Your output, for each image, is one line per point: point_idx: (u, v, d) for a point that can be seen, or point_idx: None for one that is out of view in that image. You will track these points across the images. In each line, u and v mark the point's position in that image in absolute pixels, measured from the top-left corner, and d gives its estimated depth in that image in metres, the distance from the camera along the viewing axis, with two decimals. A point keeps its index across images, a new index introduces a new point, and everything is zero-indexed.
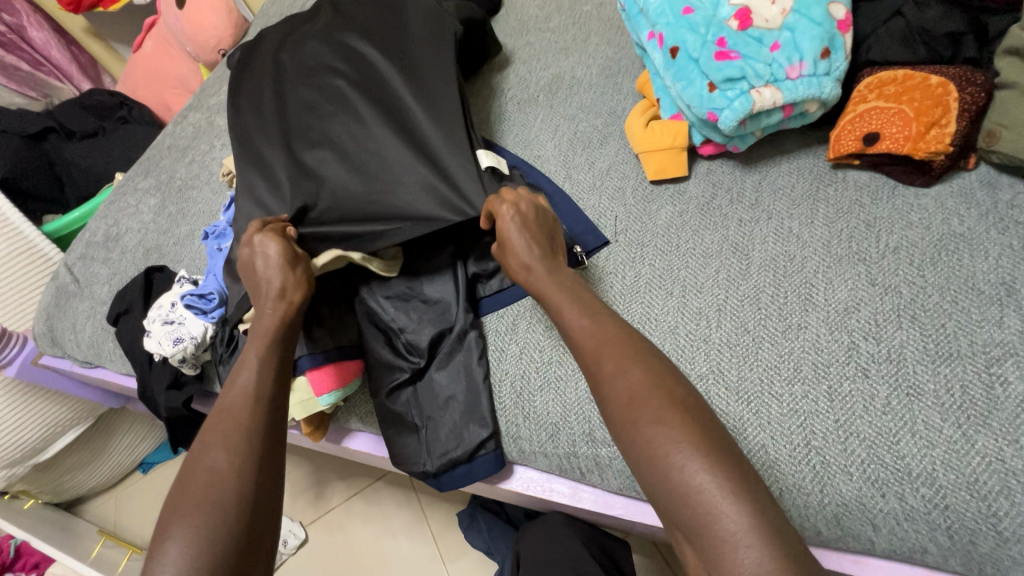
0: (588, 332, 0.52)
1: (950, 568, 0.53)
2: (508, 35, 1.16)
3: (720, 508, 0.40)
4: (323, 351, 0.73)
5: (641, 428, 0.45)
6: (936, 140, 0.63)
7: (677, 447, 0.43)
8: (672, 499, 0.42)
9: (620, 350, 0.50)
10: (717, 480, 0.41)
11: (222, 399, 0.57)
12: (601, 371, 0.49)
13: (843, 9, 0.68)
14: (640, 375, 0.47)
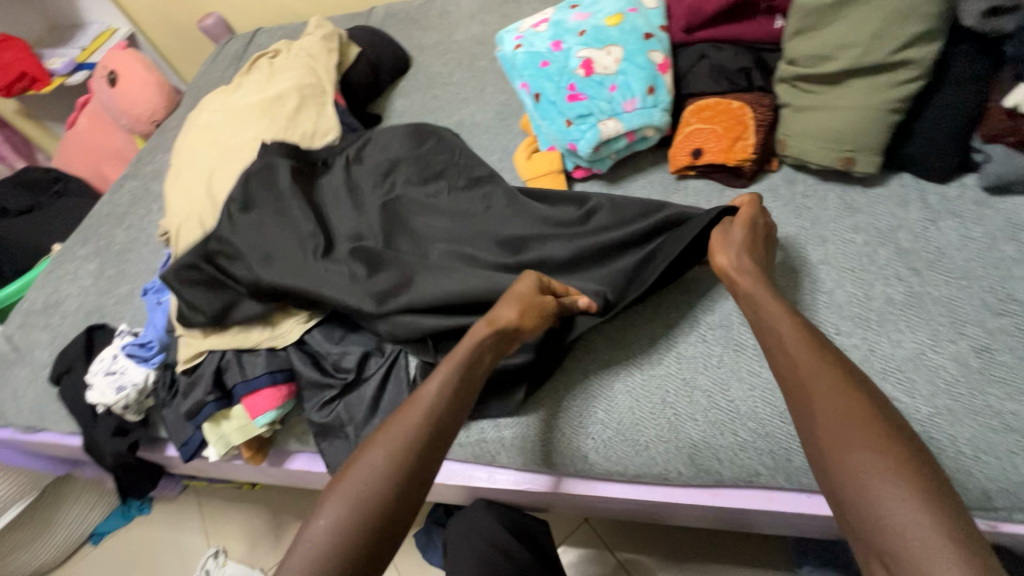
0: (789, 357, 0.55)
1: (781, 487, 0.66)
2: (417, 90, 1.31)
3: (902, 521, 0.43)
4: (256, 378, 0.81)
5: (850, 448, 0.48)
6: (742, 151, 0.80)
7: (881, 467, 0.46)
8: (856, 514, 0.46)
9: (815, 368, 0.53)
10: (911, 495, 0.44)
11: (419, 407, 0.60)
12: (808, 398, 0.52)
13: (661, 55, 0.85)
14: (843, 403, 0.50)
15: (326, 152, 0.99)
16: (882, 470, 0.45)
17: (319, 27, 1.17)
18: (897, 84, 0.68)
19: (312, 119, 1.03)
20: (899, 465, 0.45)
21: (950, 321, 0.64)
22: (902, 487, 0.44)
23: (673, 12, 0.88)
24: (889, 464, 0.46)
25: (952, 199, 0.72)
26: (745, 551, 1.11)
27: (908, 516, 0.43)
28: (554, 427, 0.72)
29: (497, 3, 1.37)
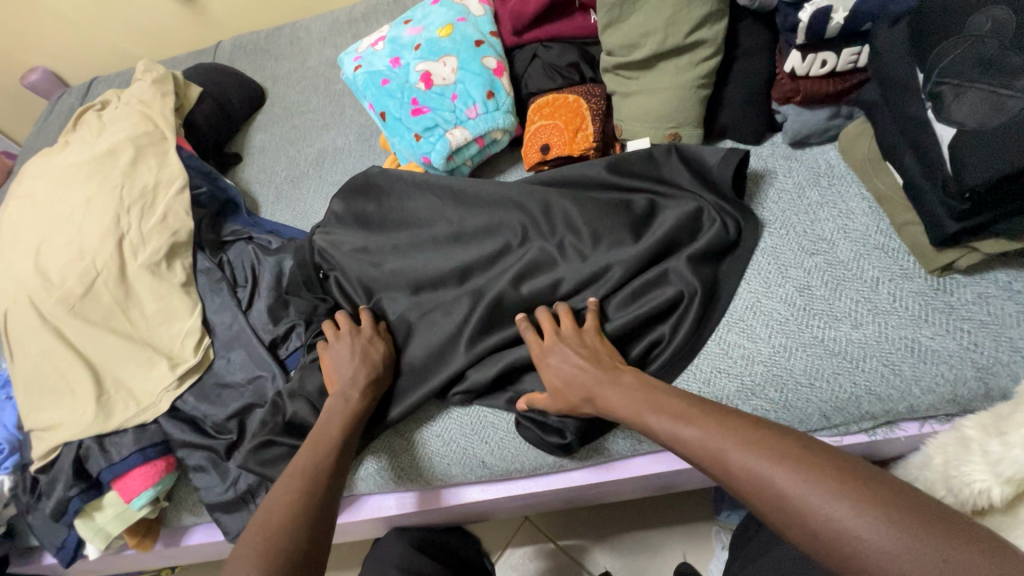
0: (693, 438, 0.50)
1: (663, 447, 0.70)
2: (274, 120, 1.24)
3: (887, 556, 0.37)
4: (123, 460, 0.75)
5: (791, 502, 0.42)
6: (584, 141, 0.82)
7: (837, 505, 0.40)
8: (848, 573, 0.39)
9: (719, 435, 0.48)
10: (883, 521, 0.38)
11: (297, 471, 0.61)
12: (729, 469, 0.46)
13: (494, 61, 0.88)
14: (767, 452, 0.45)
15: (172, 203, 0.92)
16: (845, 506, 0.40)
17: (148, 71, 1.09)
18: (698, 62, 0.75)
19: (151, 169, 0.95)
20: (848, 495, 0.40)
21: (775, 265, 0.70)
22: (872, 519, 0.39)
23: (501, 19, 0.93)
24: (847, 497, 0.40)
25: (766, 156, 0.78)
26: (675, 512, 1.15)
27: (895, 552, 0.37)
28: (449, 441, 0.73)
29: (344, 22, 1.31)
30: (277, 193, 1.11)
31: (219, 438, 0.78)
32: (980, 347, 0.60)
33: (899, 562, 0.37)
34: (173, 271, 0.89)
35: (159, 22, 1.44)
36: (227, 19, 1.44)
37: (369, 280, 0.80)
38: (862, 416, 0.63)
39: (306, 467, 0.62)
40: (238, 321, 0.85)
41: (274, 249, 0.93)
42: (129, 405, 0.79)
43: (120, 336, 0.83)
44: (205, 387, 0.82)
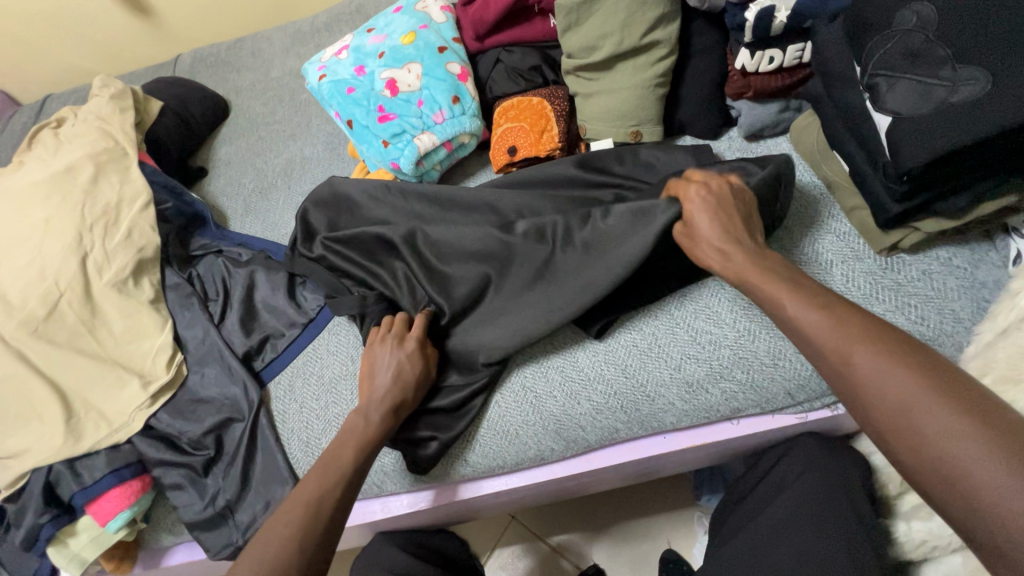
0: (819, 335, 0.50)
1: (638, 435, 0.72)
2: (240, 132, 1.23)
3: (990, 482, 0.38)
4: (97, 482, 0.74)
5: (901, 412, 0.44)
6: (549, 141, 0.85)
7: (951, 426, 0.41)
8: (939, 484, 0.41)
9: (848, 336, 0.48)
10: (1000, 459, 0.38)
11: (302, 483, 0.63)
12: (853, 371, 0.47)
13: (458, 66, 0.90)
14: (894, 367, 0.45)
15: (137, 219, 0.91)
16: (957, 430, 0.41)
17: (105, 86, 1.07)
18: (654, 62, 0.78)
19: (113, 186, 0.93)
20: (970, 426, 0.41)
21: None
22: (986, 452, 0.39)
23: (463, 25, 0.95)
24: (963, 420, 0.41)
25: (723, 150, 0.81)
26: (657, 498, 1.18)
27: (997, 482, 0.38)
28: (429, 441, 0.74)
29: (306, 32, 1.31)
30: (246, 205, 1.10)
31: (197, 454, 0.77)
32: (927, 320, 0.64)
33: (982, 487, 0.38)
34: (140, 288, 0.87)
35: (114, 37, 1.41)
36: (187, 32, 1.42)
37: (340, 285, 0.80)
38: (822, 392, 0.67)
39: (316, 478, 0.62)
40: (211, 336, 0.84)
41: (245, 261, 0.92)
42: (100, 426, 0.77)
43: (87, 357, 0.81)
44: (179, 404, 0.81)
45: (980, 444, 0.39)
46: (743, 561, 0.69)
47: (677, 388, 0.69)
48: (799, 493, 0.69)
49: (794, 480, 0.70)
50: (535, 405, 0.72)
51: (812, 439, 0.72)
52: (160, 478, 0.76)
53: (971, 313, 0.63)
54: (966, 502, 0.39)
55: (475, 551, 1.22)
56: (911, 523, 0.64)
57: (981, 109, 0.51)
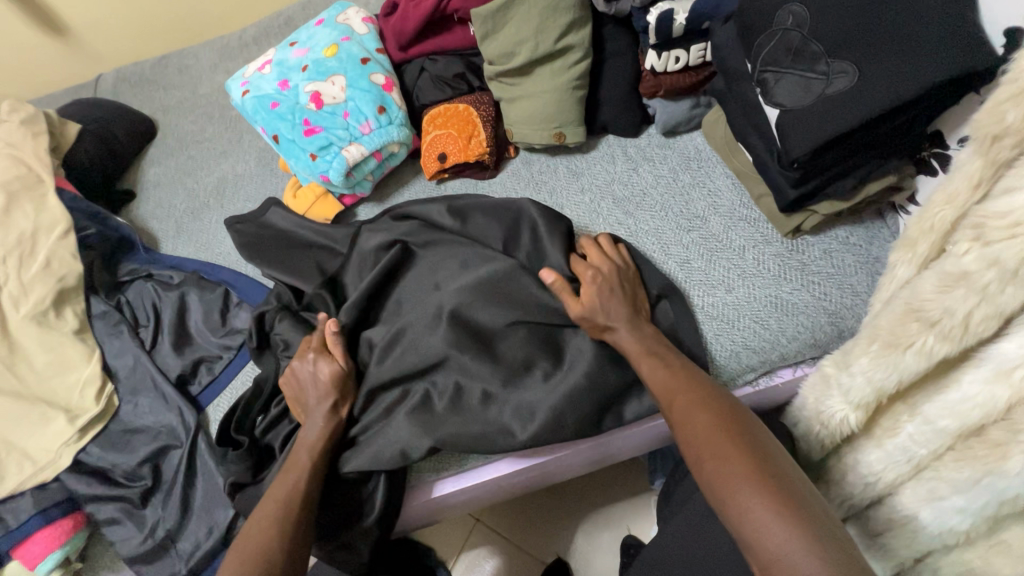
0: (661, 383, 0.59)
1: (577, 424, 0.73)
2: (168, 152, 1.19)
3: (722, 469, 0.49)
4: (22, 525, 0.70)
5: (707, 460, 0.50)
6: (478, 146, 0.86)
7: (739, 473, 0.48)
8: (725, 514, 0.48)
9: (677, 387, 0.57)
10: (769, 499, 0.45)
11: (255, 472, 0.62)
12: (675, 416, 0.56)
13: (382, 77, 0.90)
14: (705, 419, 0.53)
15: (55, 248, 0.87)
16: (746, 479, 0.47)
17: (14, 111, 1.00)
18: (570, 65, 0.81)
19: (27, 215, 0.89)
20: (756, 475, 0.47)
21: (660, 247, 0.77)
22: (726, 449, 0.50)
23: (386, 36, 0.96)
24: (752, 473, 0.47)
25: (644, 147, 0.85)
26: (616, 487, 1.21)
27: (774, 528, 0.43)
28: None
29: (235, 47, 1.28)
30: (178, 227, 1.07)
31: (132, 486, 0.75)
32: (829, 296, 0.68)
33: (761, 525, 0.44)
34: (63, 319, 0.84)
35: (27, 58, 1.35)
36: (108, 51, 1.38)
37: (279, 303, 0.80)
38: (744, 367, 0.69)
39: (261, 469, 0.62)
40: (142, 363, 0.82)
41: (176, 284, 0.90)
42: (24, 466, 0.74)
43: (7, 395, 0.77)
44: (111, 436, 0.78)
45: (758, 486, 0.46)
46: (683, 538, 0.71)
47: None
48: None
49: None
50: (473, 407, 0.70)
51: None
52: (94, 514, 0.74)
53: (867, 287, 0.68)
54: (751, 543, 0.45)
55: (442, 557, 1.21)
56: None
57: (852, 98, 0.56)
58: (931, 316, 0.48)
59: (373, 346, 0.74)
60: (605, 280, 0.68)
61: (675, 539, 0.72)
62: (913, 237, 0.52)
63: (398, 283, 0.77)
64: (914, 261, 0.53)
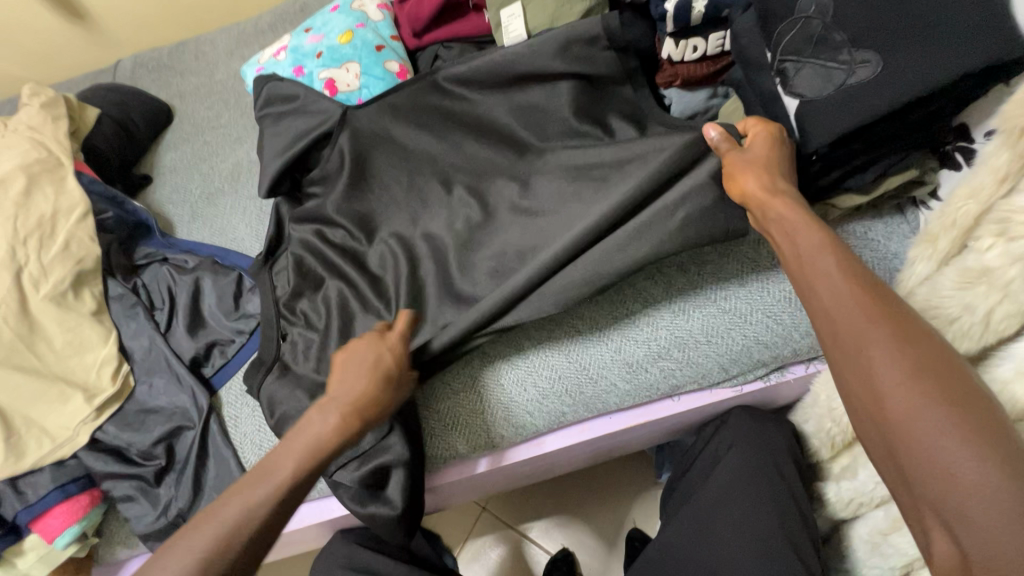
0: (825, 296, 0.48)
1: (584, 416, 0.74)
2: (183, 138, 1.20)
3: (933, 429, 0.39)
4: (43, 498, 0.73)
5: (907, 408, 0.40)
6: None
7: (938, 421, 0.39)
8: (908, 455, 0.40)
9: (866, 315, 0.45)
10: (982, 449, 0.37)
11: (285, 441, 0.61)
12: (856, 353, 0.45)
13: (397, 64, 0.91)
14: (881, 342, 0.43)
15: (74, 230, 0.88)
16: (956, 436, 0.38)
17: (35, 94, 1.01)
18: None
19: (47, 197, 0.90)
20: (974, 441, 0.37)
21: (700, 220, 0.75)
22: (940, 405, 0.39)
23: (401, 22, 0.95)
24: (965, 433, 0.38)
25: None
26: (624, 477, 1.21)
27: (977, 481, 0.36)
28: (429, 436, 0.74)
29: (251, 33, 1.29)
30: (192, 212, 1.09)
31: (147, 465, 0.77)
32: None
33: (957, 482, 0.37)
34: (81, 301, 0.85)
35: (46, 41, 1.36)
36: (125, 36, 1.38)
37: (327, 217, 0.82)
38: (754, 363, 0.70)
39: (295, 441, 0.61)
40: (157, 345, 0.83)
41: (190, 268, 0.91)
42: (43, 442, 0.76)
43: (27, 374, 0.79)
44: (127, 416, 0.80)
45: (983, 458, 0.37)
46: (686, 534, 0.71)
47: (618, 368, 0.71)
48: (733, 466, 0.72)
49: (728, 455, 0.73)
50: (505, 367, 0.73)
51: (746, 412, 0.75)
52: (110, 491, 0.76)
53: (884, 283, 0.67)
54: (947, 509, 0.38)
55: (447, 543, 1.23)
56: (840, 483, 0.67)
57: (874, 88, 0.55)
58: (950, 312, 0.47)
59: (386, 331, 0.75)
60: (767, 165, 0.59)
61: (678, 534, 0.72)
62: (933, 232, 0.51)
63: (412, 272, 0.77)
64: (933, 257, 0.51)
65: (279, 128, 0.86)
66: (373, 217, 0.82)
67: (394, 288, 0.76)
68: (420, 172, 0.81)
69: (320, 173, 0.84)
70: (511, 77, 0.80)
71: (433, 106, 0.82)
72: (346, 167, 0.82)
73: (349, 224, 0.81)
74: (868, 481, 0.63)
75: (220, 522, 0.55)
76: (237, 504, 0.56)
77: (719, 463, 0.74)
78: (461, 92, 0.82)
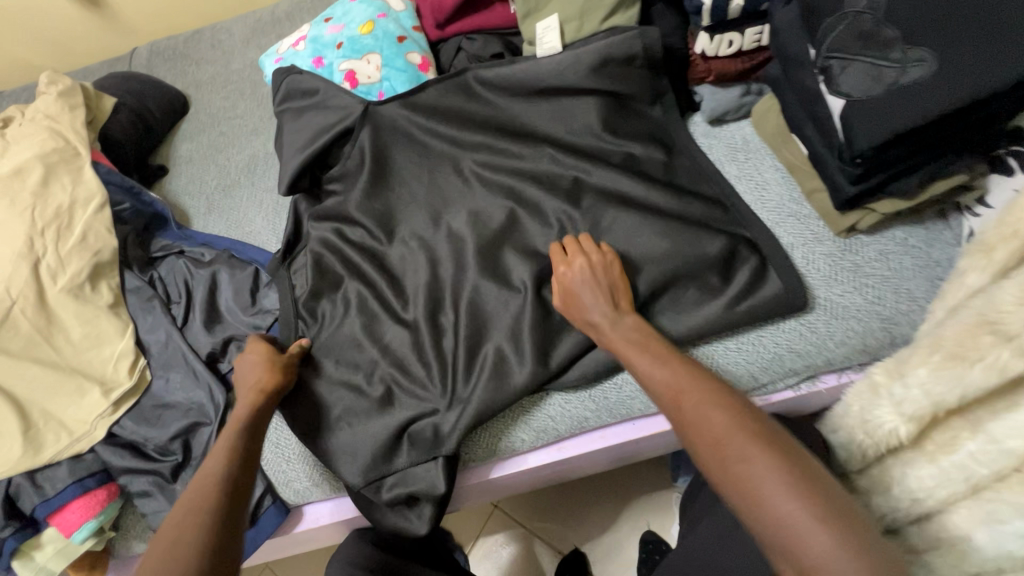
0: (693, 406, 0.51)
1: (608, 422, 0.72)
2: (198, 128, 1.19)
3: (807, 529, 0.42)
4: (61, 491, 0.72)
5: (779, 513, 0.43)
6: None
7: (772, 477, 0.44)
8: (786, 555, 0.43)
9: (681, 381, 0.54)
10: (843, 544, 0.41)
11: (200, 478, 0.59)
12: (684, 418, 0.52)
13: (418, 56, 0.88)
14: (749, 446, 0.46)
15: (91, 222, 0.88)
16: (823, 533, 0.41)
17: (52, 83, 1.00)
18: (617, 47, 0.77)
19: (65, 188, 0.89)
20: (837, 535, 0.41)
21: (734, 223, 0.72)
22: (804, 503, 0.43)
23: (423, 13, 0.93)
24: (830, 530, 0.41)
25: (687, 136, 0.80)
26: (638, 479, 1.19)
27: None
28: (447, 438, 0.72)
29: (267, 22, 1.27)
30: (208, 204, 1.07)
31: (164, 461, 0.76)
32: (884, 300, 0.65)
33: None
34: (99, 293, 0.85)
35: (60, 27, 1.34)
36: (139, 23, 1.37)
37: (348, 216, 0.80)
38: (787, 372, 0.67)
39: (218, 469, 0.60)
40: (174, 340, 0.83)
41: (207, 262, 0.90)
42: (60, 436, 0.76)
43: (44, 367, 0.78)
44: (144, 411, 0.79)
45: (845, 551, 0.40)
46: (708, 545, 0.70)
47: None
48: None
49: None
50: (544, 386, 0.70)
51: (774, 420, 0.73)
52: (127, 486, 0.75)
53: (925, 292, 0.64)
54: None
55: (458, 541, 1.22)
56: None
57: (928, 90, 0.52)
58: (1010, 328, 0.45)
59: (406, 330, 0.73)
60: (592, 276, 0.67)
61: (701, 544, 0.71)
62: (990, 242, 0.49)
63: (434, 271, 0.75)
64: (988, 268, 0.49)
65: (298, 126, 0.84)
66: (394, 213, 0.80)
67: (415, 286, 0.75)
68: (442, 167, 0.79)
69: (340, 172, 0.82)
70: (543, 82, 0.77)
71: (464, 105, 0.80)
72: (367, 165, 0.80)
73: (369, 220, 0.79)
74: None
75: (182, 547, 0.52)
76: (188, 533, 0.53)
77: None
78: (489, 95, 0.80)
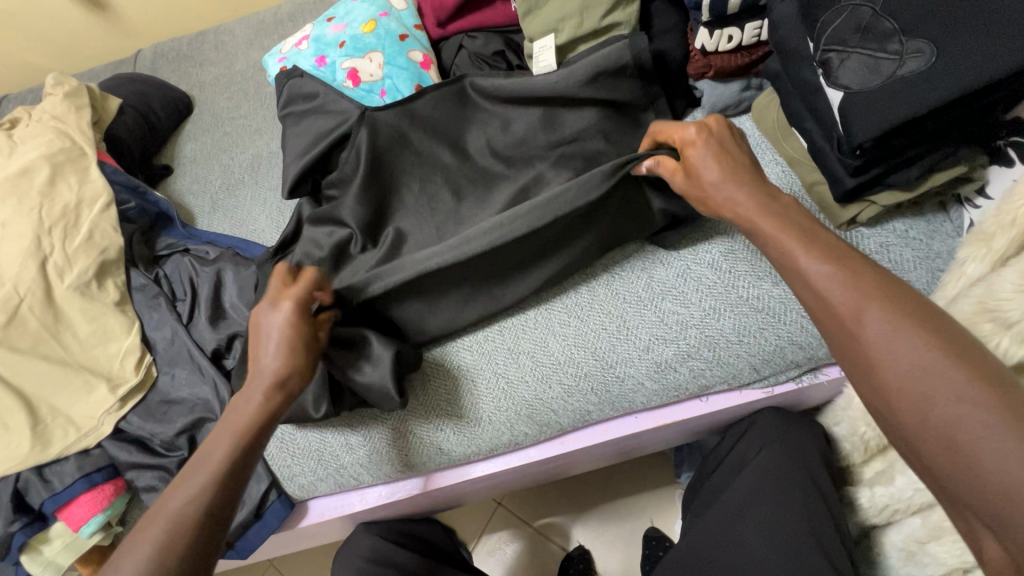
0: (841, 295, 0.45)
1: (609, 416, 0.72)
2: (202, 129, 1.20)
3: (974, 425, 0.36)
4: (67, 487, 0.74)
5: (934, 409, 0.38)
6: None
7: (987, 421, 0.35)
8: (943, 455, 0.37)
9: (864, 298, 0.43)
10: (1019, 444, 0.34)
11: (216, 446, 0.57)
12: (832, 308, 0.45)
13: (420, 54, 0.89)
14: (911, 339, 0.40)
15: (98, 220, 0.88)
16: (992, 430, 0.35)
17: (58, 84, 1.01)
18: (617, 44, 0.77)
19: (71, 187, 0.90)
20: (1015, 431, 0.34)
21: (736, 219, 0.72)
22: (970, 397, 0.36)
23: (423, 12, 0.94)
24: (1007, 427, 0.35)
25: None
26: (642, 476, 1.19)
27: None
28: (454, 432, 0.72)
29: (270, 23, 1.28)
30: (213, 202, 1.08)
31: (170, 456, 0.77)
32: None
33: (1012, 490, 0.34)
34: (105, 291, 0.85)
35: (66, 29, 1.36)
36: (145, 26, 1.38)
37: (342, 220, 0.80)
38: (788, 364, 0.68)
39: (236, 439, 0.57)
40: (180, 336, 0.83)
41: (212, 259, 0.90)
42: (68, 431, 0.77)
43: (52, 364, 0.79)
44: (150, 406, 0.80)
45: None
46: (712, 537, 0.70)
47: (646, 366, 0.70)
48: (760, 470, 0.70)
49: (755, 457, 0.72)
50: (547, 379, 0.71)
51: (774, 414, 0.74)
52: (134, 481, 0.76)
53: (925, 284, 0.65)
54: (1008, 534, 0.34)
55: (462, 538, 1.22)
56: (873, 489, 0.65)
57: (927, 80, 0.52)
58: (1008, 316, 0.45)
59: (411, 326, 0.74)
60: (713, 142, 0.60)
61: (704, 536, 0.71)
62: (989, 231, 0.50)
63: None
64: (988, 257, 0.50)
65: (301, 127, 0.85)
66: (396, 209, 0.81)
67: None
68: (445, 165, 0.80)
69: (338, 176, 0.81)
70: (543, 79, 0.77)
71: (460, 114, 0.82)
72: (362, 168, 0.79)
73: (372, 217, 0.80)
74: (906, 488, 0.61)
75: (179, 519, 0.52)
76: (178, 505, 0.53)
77: (747, 465, 0.72)
78: (484, 104, 0.82)
